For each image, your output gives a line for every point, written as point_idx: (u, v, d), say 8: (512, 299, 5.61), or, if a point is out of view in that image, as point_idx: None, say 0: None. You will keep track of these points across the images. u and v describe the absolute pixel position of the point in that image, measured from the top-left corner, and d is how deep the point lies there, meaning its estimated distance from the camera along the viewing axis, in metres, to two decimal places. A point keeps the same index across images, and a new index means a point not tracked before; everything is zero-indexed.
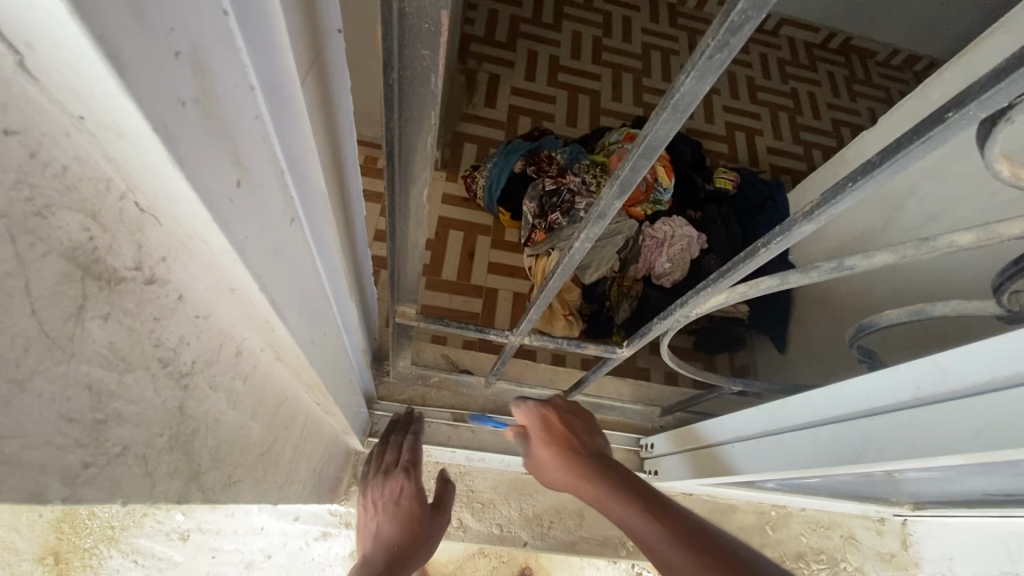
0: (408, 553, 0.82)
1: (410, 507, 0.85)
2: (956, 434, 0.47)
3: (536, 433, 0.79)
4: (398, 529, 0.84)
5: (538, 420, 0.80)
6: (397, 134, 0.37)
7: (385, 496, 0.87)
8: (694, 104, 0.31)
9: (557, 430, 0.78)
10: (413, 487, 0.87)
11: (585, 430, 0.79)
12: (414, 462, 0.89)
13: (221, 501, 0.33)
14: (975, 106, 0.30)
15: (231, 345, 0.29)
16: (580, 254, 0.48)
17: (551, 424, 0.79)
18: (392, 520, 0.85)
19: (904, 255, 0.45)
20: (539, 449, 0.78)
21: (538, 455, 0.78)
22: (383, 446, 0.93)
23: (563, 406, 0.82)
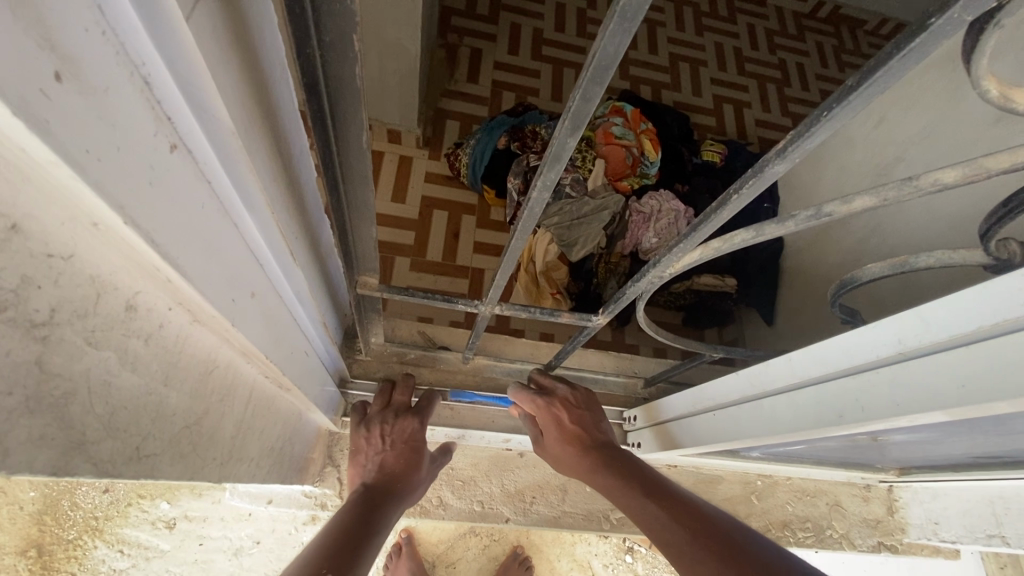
0: (407, 490, 0.78)
1: (417, 449, 0.83)
2: (940, 388, 0.44)
3: (552, 432, 0.83)
4: (402, 465, 0.80)
5: (551, 418, 0.83)
6: (321, 67, 0.33)
7: (394, 434, 0.83)
8: (642, 10, 0.27)
9: (569, 429, 0.81)
10: (423, 431, 0.85)
11: (595, 421, 0.83)
12: (427, 410, 0.88)
13: (127, 476, 0.30)
14: (961, 7, 0.27)
15: (116, 295, 0.25)
16: (539, 206, 0.44)
17: (563, 421, 0.82)
18: (398, 457, 0.81)
19: (886, 199, 0.42)
20: (555, 445, 0.82)
21: (553, 448, 0.83)
22: (391, 388, 0.89)
23: (569, 400, 0.85)
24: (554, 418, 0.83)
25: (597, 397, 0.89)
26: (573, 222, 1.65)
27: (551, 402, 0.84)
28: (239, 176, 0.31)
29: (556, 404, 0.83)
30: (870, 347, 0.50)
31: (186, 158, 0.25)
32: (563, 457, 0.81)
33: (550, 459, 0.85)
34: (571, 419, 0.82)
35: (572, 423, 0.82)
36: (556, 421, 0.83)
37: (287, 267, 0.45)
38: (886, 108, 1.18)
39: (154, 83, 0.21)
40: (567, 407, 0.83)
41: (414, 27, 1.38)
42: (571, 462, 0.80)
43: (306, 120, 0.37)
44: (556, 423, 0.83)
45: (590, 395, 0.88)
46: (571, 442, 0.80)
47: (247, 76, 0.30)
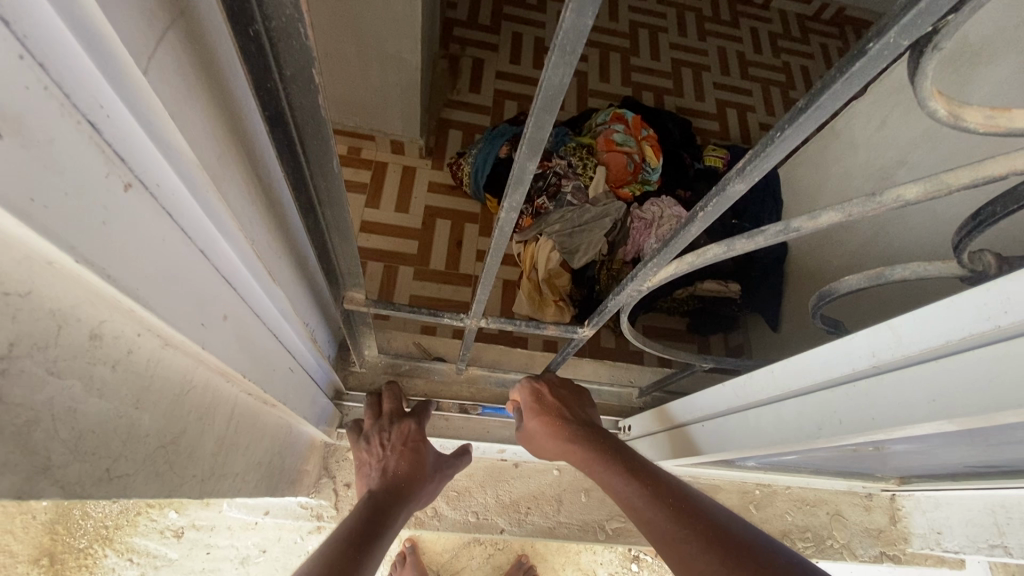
0: (413, 491, 0.78)
1: (418, 450, 0.83)
2: (912, 402, 0.44)
3: (528, 405, 0.85)
4: (406, 467, 0.80)
5: (531, 393, 0.86)
6: (284, 98, 0.34)
7: (393, 439, 0.83)
8: (581, 42, 0.28)
9: (549, 403, 0.84)
10: (421, 433, 0.86)
11: (575, 402, 0.86)
12: (420, 415, 0.89)
13: (99, 497, 0.31)
14: (896, 31, 0.27)
15: (79, 325, 0.27)
16: (509, 226, 0.45)
17: (543, 394, 0.86)
18: (400, 458, 0.81)
19: (851, 214, 0.42)
20: (529, 419, 0.85)
21: (530, 426, 0.85)
22: (380, 399, 0.91)
23: (553, 380, 0.89)
24: (534, 391, 0.86)
25: (585, 389, 0.92)
26: (575, 229, 1.64)
27: (535, 380, 0.88)
28: (212, 207, 0.32)
29: (539, 379, 0.88)
30: (847, 360, 0.50)
31: (145, 193, 0.27)
32: (536, 431, 0.83)
33: (526, 439, 0.86)
34: (551, 395, 0.85)
35: (551, 396, 0.85)
36: (537, 394, 0.86)
37: (270, 289, 0.46)
38: (886, 111, 1.17)
39: (103, 128, 0.23)
40: (548, 384, 0.87)
41: (413, 38, 1.39)
42: (546, 438, 0.82)
43: (275, 148, 0.38)
44: (535, 397, 0.86)
45: (580, 388, 0.91)
46: (548, 414, 0.83)
47: (219, 113, 0.31)
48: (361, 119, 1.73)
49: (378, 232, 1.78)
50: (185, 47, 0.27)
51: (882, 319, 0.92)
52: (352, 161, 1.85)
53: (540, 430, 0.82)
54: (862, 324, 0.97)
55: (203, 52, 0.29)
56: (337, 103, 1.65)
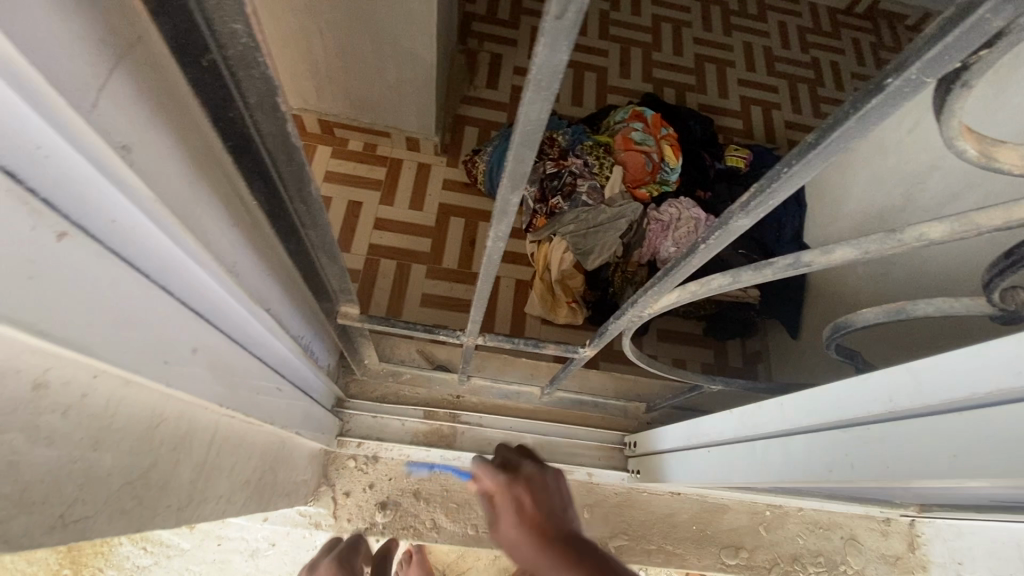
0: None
1: None
2: (930, 454, 0.41)
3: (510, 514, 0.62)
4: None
5: (506, 512, 0.63)
6: (251, 126, 0.33)
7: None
8: (558, 77, 0.25)
9: (531, 514, 0.61)
10: None
11: (556, 511, 0.63)
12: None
13: (54, 545, 0.30)
14: (919, 67, 0.24)
15: (18, 376, 0.25)
16: (496, 254, 0.43)
17: (524, 503, 0.63)
18: None
19: (867, 251, 0.38)
20: (512, 535, 0.61)
21: (513, 559, 0.60)
22: None
23: (534, 476, 0.66)
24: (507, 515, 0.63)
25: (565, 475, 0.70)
26: (589, 230, 1.60)
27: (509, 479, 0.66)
28: (174, 240, 0.31)
29: (517, 483, 0.65)
30: (861, 402, 0.47)
31: (88, 240, 0.25)
32: (524, 566, 0.58)
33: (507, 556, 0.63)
34: (526, 510, 0.62)
35: (531, 504, 0.63)
36: (512, 514, 0.62)
37: (251, 312, 0.45)
38: (920, 114, 1.10)
39: (27, 173, 0.22)
40: (519, 497, 0.63)
41: (428, 36, 1.37)
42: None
43: (246, 174, 0.36)
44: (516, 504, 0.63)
45: (559, 471, 0.70)
46: (531, 530, 0.60)
47: (182, 145, 0.30)
48: (377, 117, 1.72)
49: (391, 229, 1.77)
50: (133, 79, 0.25)
51: (909, 349, 0.87)
52: (367, 158, 1.84)
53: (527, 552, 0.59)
54: (885, 351, 0.92)
55: (160, 84, 0.27)
56: (352, 99, 1.63)
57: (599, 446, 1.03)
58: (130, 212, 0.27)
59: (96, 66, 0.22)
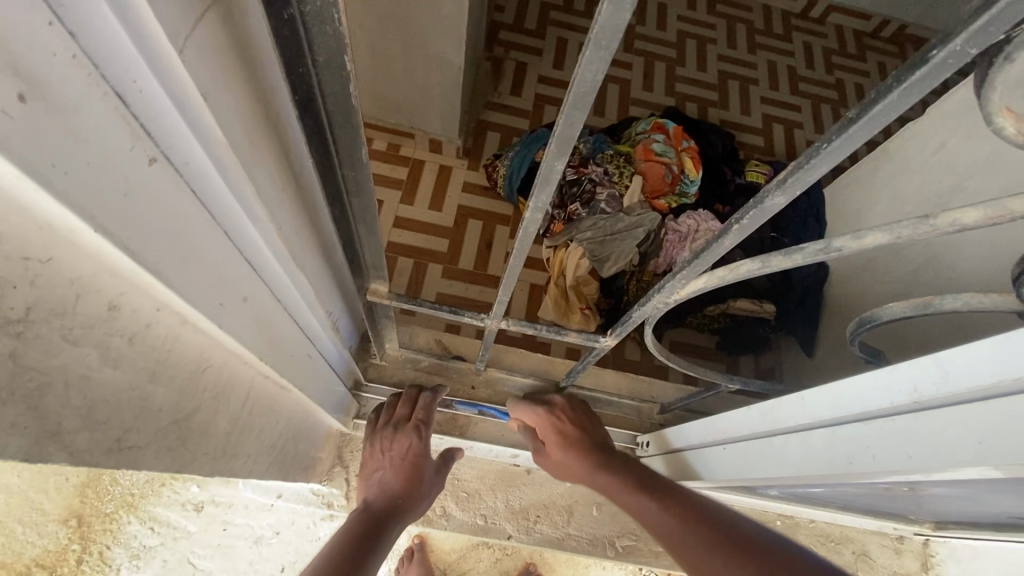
0: (409, 503, 0.83)
1: (416, 469, 0.86)
2: (956, 444, 0.41)
3: (552, 436, 0.86)
4: (402, 483, 0.84)
5: (551, 426, 0.87)
6: (315, 84, 0.35)
7: (393, 450, 0.86)
8: (617, 37, 0.26)
9: (568, 435, 0.85)
10: (422, 450, 0.87)
11: (593, 427, 0.87)
12: (426, 421, 0.88)
13: (109, 467, 0.32)
14: (964, 39, 0.25)
15: (96, 296, 0.27)
16: (533, 226, 0.44)
17: (563, 428, 0.86)
18: (398, 476, 0.84)
19: (899, 236, 0.39)
20: (555, 451, 0.85)
21: (555, 456, 0.86)
22: (397, 400, 0.92)
23: (566, 409, 0.89)
24: (553, 428, 0.86)
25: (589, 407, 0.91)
26: (606, 237, 1.61)
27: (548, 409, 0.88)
28: (238, 187, 0.33)
29: (553, 413, 0.88)
30: (885, 393, 0.47)
31: (171, 172, 0.27)
32: (559, 457, 0.84)
33: (548, 467, 0.87)
34: (569, 424, 0.86)
35: (569, 430, 0.85)
36: (555, 429, 0.86)
37: (294, 274, 0.47)
38: (946, 134, 1.10)
39: (130, 101, 0.23)
40: (565, 416, 0.87)
41: (459, 39, 1.40)
42: (575, 470, 0.82)
43: (304, 134, 0.38)
44: (556, 431, 0.86)
45: (582, 404, 0.92)
46: (570, 448, 0.83)
47: (252, 96, 0.32)
48: (403, 117, 1.75)
49: (410, 228, 1.80)
50: (219, 28, 0.27)
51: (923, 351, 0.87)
52: (391, 157, 1.87)
53: (567, 459, 0.83)
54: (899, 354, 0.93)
55: (240, 34, 0.29)
56: (380, 98, 1.67)
57: (612, 445, 1.03)
58: (208, 155, 0.29)
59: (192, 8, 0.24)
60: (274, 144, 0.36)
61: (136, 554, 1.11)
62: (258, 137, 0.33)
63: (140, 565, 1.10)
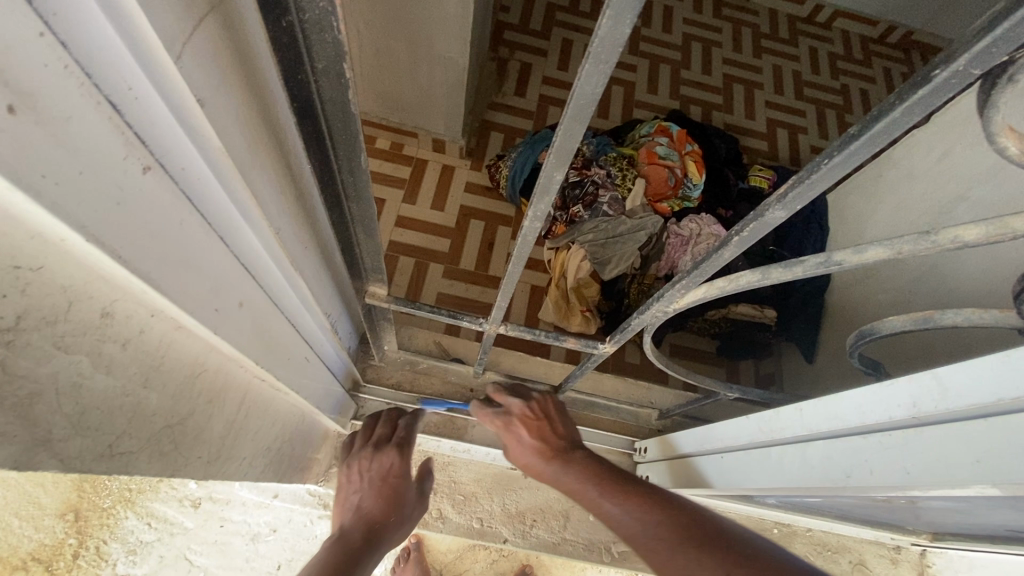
0: (387, 528, 0.77)
1: (395, 489, 0.81)
2: (955, 462, 0.41)
3: (518, 441, 0.82)
4: (381, 505, 0.78)
5: (515, 433, 0.83)
6: (314, 91, 0.34)
7: (372, 470, 0.81)
8: (617, 51, 0.26)
9: (533, 439, 0.82)
10: (403, 469, 0.83)
11: (555, 427, 0.83)
12: (407, 441, 0.85)
13: (102, 473, 0.32)
14: (967, 59, 0.25)
15: (89, 303, 0.27)
16: (533, 234, 0.44)
17: (527, 434, 0.82)
18: (375, 498, 0.79)
19: (901, 252, 0.39)
20: (521, 455, 0.82)
21: (522, 461, 0.83)
22: (376, 421, 0.88)
23: (532, 411, 0.85)
24: (517, 435, 0.83)
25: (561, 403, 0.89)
26: (608, 240, 1.61)
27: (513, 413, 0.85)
28: (236, 193, 0.33)
29: (517, 419, 0.84)
30: (884, 408, 0.47)
31: (165, 179, 0.27)
32: (529, 463, 0.81)
33: (519, 469, 0.85)
34: (532, 433, 0.82)
35: (534, 436, 0.82)
36: (518, 437, 0.83)
37: (291, 278, 0.46)
38: (951, 142, 1.10)
39: (125, 110, 0.23)
40: (526, 423, 0.83)
41: (463, 40, 1.39)
42: (541, 475, 0.79)
43: (301, 139, 0.38)
44: (520, 437, 0.83)
45: (554, 400, 0.89)
46: (535, 452, 0.80)
47: (250, 102, 0.31)
48: (406, 116, 1.75)
49: (412, 227, 1.79)
50: (217, 36, 0.27)
51: (924, 368, 0.86)
52: (393, 157, 1.87)
53: (532, 462, 0.80)
54: (899, 370, 0.92)
55: (239, 40, 0.29)
56: (384, 97, 1.67)
57: (610, 450, 1.03)
58: (204, 162, 0.29)
59: (189, 16, 0.24)
60: (273, 151, 0.36)
61: (133, 550, 1.11)
62: (257, 144, 0.33)
63: (136, 560, 1.10)
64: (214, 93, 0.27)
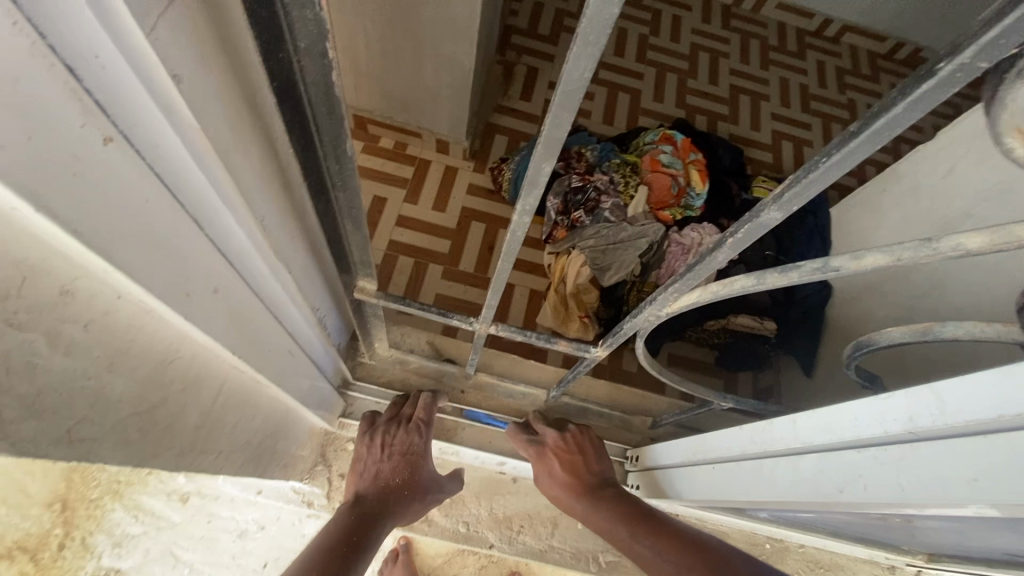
0: (399, 503, 0.83)
1: (412, 467, 0.86)
2: (949, 480, 0.39)
3: (546, 477, 0.86)
4: (395, 480, 0.84)
5: (543, 467, 0.86)
6: (297, 72, 0.33)
7: (392, 446, 0.86)
8: (605, 35, 0.25)
9: (561, 476, 0.85)
10: (422, 450, 0.87)
11: (589, 463, 0.86)
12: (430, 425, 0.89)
13: (61, 458, 0.30)
14: (973, 51, 0.24)
15: (44, 279, 0.26)
16: (522, 229, 0.43)
17: (556, 468, 0.85)
18: (392, 472, 0.84)
19: (900, 258, 0.37)
20: (550, 489, 0.86)
21: (547, 492, 0.87)
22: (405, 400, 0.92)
23: (562, 447, 0.87)
24: (547, 469, 0.86)
25: (596, 437, 0.90)
26: (609, 246, 1.60)
27: (544, 447, 0.87)
28: (214, 176, 0.31)
29: (548, 454, 0.86)
30: (879, 421, 0.45)
31: (130, 153, 0.26)
32: (556, 495, 0.85)
33: (542, 492, 0.90)
34: (564, 468, 0.85)
35: (564, 471, 0.85)
36: (549, 470, 0.86)
37: (275, 269, 0.45)
38: (955, 159, 1.08)
39: (85, 77, 0.22)
40: (559, 456, 0.86)
41: (469, 41, 1.39)
42: (568, 506, 0.85)
43: (283, 122, 0.37)
44: (548, 471, 0.86)
45: (587, 433, 0.90)
46: (563, 488, 0.84)
47: (231, 83, 0.30)
48: (410, 116, 1.74)
49: (413, 227, 1.78)
50: (196, 8, 0.26)
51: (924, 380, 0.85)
52: (396, 156, 1.86)
53: (561, 496, 0.85)
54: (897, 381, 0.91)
55: (218, 12, 0.28)
56: (388, 96, 1.66)
57: None
58: (177, 141, 0.28)
59: None
60: (255, 134, 0.35)
61: (118, 542, 1.09)
62: (239, 126, 0.32)
63: (122, 553, 1.09)
64: (188, 66, 0.26)
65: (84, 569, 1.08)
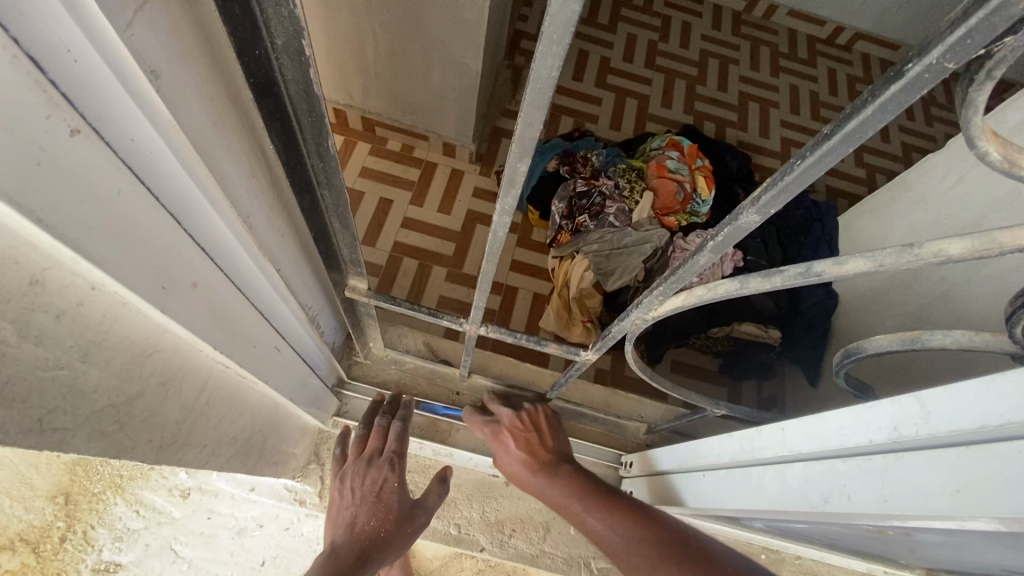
0: (384, 545, 0.80)
1: (389, 502, 0.83)
2: (932, 492, 0.38)
3: (506, 453, 0.84)
4: (375, 521, 0.81)
5: (502, 443, 0.86)
6: (276, 68, 0.34)
7: (364, 487, 0.83)
8: (570, 34, 0.25)
9: (521, 451, 0.84)
10: (395, 482, 0.84)
11: (546, 440, 0.86)
12: (400, 452, 0.86)
13: (31, 446, 0.31)
14: (941, 51, 0.23)
15: (13, 267, 0.27)
16: (503, 229, 0.43)
17: (516, 443, 0.85)
18: (370, 513, 0.82)
19: (882, 264, 0.37)
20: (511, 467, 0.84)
21: (510, 473, 0.85)
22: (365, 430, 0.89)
23: (519, 422, 0.87)
24: (505, 445, 0.86)
25: (555, 417, 0.91)
26: (613, 251, 1.59)
27: (502, 423, 0.87)
28: (193, 172, 0.32)
29: (506, 428, 0.86)
30: (864, 429, 0.44)
31: (102, 147, 0.27)
32: (517, 473, 0.84)
33: (506, 480, 0.87)
34: (520, 443, 0.85)
35: (524, 446, 0.84)
36: (506, 447, 0.85)
37: (261, 266, 0.46)
38: (964, 168, 1.06)
39: (53, 70, 0.23)
40: (516, 430, 0.86)
41: (474, 45, 1.39)
42: (529, 487, 0.82)
43: (264, 119, 0.37)
44: (507, 447, 0.85)
45: (545, 413, 0.91)
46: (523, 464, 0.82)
47: (212, 81, 0.31)
48: (416, 119, 1.75)
49: (418, 229, 1.79)
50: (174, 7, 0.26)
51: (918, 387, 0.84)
52: (402, 158, 1.87)
53: (522, 475, 0.83)
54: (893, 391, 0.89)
55: (197, 10, 0.28)
56: (395, 99, 1.67)
57: (595, 462, 1.00)
58: (153, 138, 0.28)
59: None
60: (238, 131, 0.35)
61: (119, 536, 1.09)
62: (220, 124, 0.32)
63: (122, 547, 1.09)
64: (163, 65, 0.26)
65: (85, 562, 1.09)
